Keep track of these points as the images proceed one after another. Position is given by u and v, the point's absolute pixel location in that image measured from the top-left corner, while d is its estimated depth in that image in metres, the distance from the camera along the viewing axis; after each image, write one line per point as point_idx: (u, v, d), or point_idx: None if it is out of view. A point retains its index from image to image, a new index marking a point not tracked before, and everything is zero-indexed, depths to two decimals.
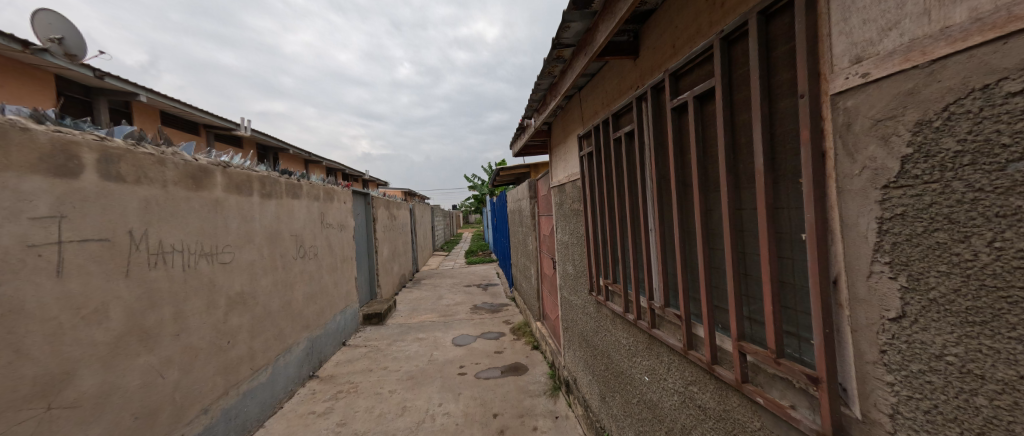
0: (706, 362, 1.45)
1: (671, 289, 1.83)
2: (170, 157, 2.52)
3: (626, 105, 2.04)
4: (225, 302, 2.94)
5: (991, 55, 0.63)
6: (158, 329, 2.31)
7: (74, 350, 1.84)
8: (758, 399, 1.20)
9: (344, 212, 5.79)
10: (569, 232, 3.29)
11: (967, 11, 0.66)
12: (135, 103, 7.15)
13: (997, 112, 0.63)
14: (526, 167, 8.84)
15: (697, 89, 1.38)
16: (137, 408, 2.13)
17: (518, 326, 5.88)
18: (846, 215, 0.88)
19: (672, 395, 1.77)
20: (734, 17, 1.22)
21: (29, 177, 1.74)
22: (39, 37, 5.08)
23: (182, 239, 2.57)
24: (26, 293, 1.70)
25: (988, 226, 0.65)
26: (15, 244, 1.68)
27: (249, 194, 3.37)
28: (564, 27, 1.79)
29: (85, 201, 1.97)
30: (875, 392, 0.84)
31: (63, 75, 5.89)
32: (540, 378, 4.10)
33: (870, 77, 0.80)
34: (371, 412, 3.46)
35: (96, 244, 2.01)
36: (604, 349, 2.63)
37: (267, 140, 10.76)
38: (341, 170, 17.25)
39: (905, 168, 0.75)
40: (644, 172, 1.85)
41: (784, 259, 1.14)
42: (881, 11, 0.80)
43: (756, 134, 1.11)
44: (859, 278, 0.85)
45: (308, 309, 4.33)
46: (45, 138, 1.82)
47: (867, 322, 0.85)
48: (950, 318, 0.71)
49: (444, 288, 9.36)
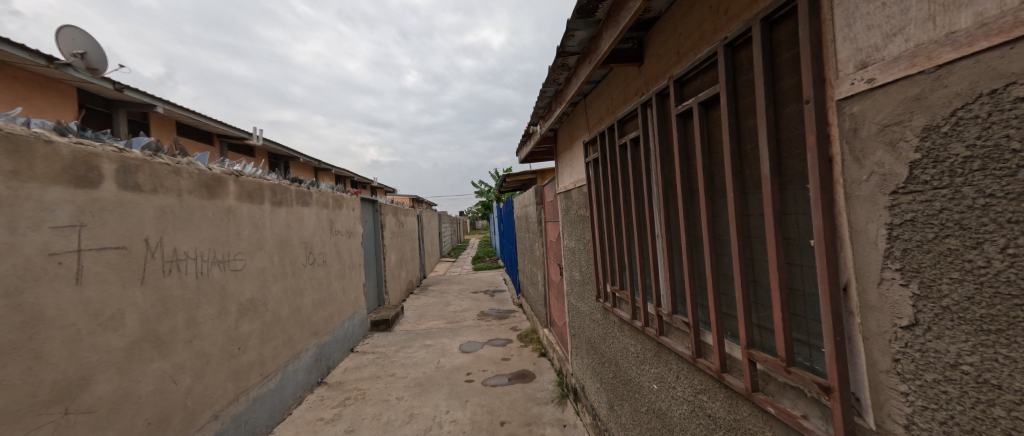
0: (715, 370, 1.43)
1: (679, 296, 1.81)
2: (185, 166, 2.58)
3: (631, 112, 2.05)
4: (235, 309, 2.98)
5: (999, 59, 0.63)
6: (171, 336, 2.35)
7: (91, 356, 1.88)
8: (769, 409, 1.18)
9: (353, 219, 5.87)
10: (575, 238, 3.30)
11: (972, 16, 0.66)
12: (152, 114, 7.33)
13: (1005, 118, 0.62)
14: (532, 173, 8.97)
15: (702, 96, 1.39)
16: (150, 414, 2.16)
17: (525, 333, 5.88)
18: (855, 221, 0.87)
19: (681, 404, 1.75)
20: (737, 24, 1.23)
21: (51, 187, 1.80)
22: (63, 52, 5.28)
23: (195, 247, 2.62)
24: (46, 300, 1.74)
25: (1001, 233, 0.64)
26: (37, 253, 1.73)
27: (261, 203, 3.43)
28: (569, 35, 1.81)
29: (104, 210, 2.02)
30: (890, 402, 0.83)
31: (84, 89, 6.07)
32: (548, 385, 4.07)
33: (875, 83, 0.81)
34: (378, 420, 3.46)
35: (114, 251, 2.06)
36: (612, 357, 2.61)
37: (278, 148, 10.95)
38: (351, 178, 17.44)
39: (913, 174, 0.75)
40: (650, 179, 1.86)
41: (792, 265, 1.13)
42: (884, 17, 0.80)
43: (761, 139, 1.11)
44: (870, 285, 0.85)
45: (317, 315, 4.37)
46: (67, 151, 1.88)
47: (879, 329, 0.84)
48: (964, 326, 0.70)
49: (453, 294, 9.38)
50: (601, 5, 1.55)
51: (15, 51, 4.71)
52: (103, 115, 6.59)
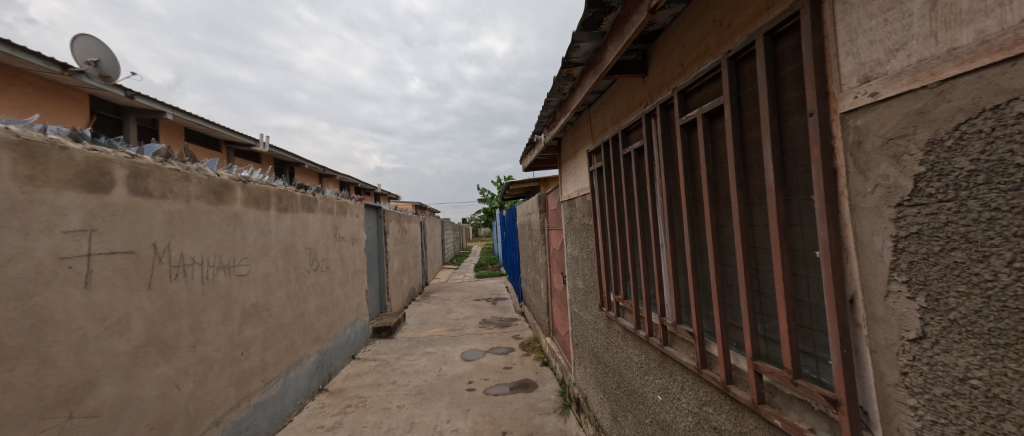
0: (721, 381, 1.42)
1: (683, 305, 1.80)
2: (194, 172, 2.62)
3: (635, 122, 2.06)
4: (240, 314, 2.99)
5: (1000, 75, 0.63)
6: (175, 340, 2.37)
7: (97, 360, 1.89)
8: (776, 422, 1.17)
9: (357, 226, 5.91)
10: (580, 247, 3.27)
11: (973, 33, 0.67)
12: (161, 120, 7.44)
13: (1010, 132, 0.63)
14: (536, 181, 9.14)
15: (706, 107, 1.40)
16: (153, 419, 2.16)
17: (529, 342, 5.83)
18: (860, 233, 0.87)
19: (686, 416, 1.73)
20: (741, 37, 1.24)
21: (65, 192, 1.83)
22: (78, 60, 5.48)
23: (202, 252, 2.65)
24: (56, 304, 1.76)
25: (1007, 246, 0.64)
26: (49, 257, 1.75)
27: (267, 208, 3.46)
28: (574, 46, 1.84)
29: (115, 215, 2.05)
30: (898, 416, 0.82)
31: (97, 95, 6.19)
32: (550, 395, 4.04)
33: (879, 96, 0.81)
34: (379, 428, 3.45)
35: (123, 256, 2.08)
36: (616, 366, 2.59)
37: (284, 155, 11.11)
38: (355, 184, 17.61)
39: (919, 186, 0.75)
40: (653, 188, 1.86)
41: (798, 277, 1.13)
42: (886, 32, 0.82)
43: (766, 152, 1.12)
44: (877, 298, 0.84)
45: (319, 321, 4.36)
46: (81, 157, 1.92)
47: (887, 342, 0.83)
48: (973, 339, 0.70)
49: (454, 302, 9.34)
50: (606, 17, 1.57)
51: (31, 59, 4.84)
52: (114, 121, 6.71)
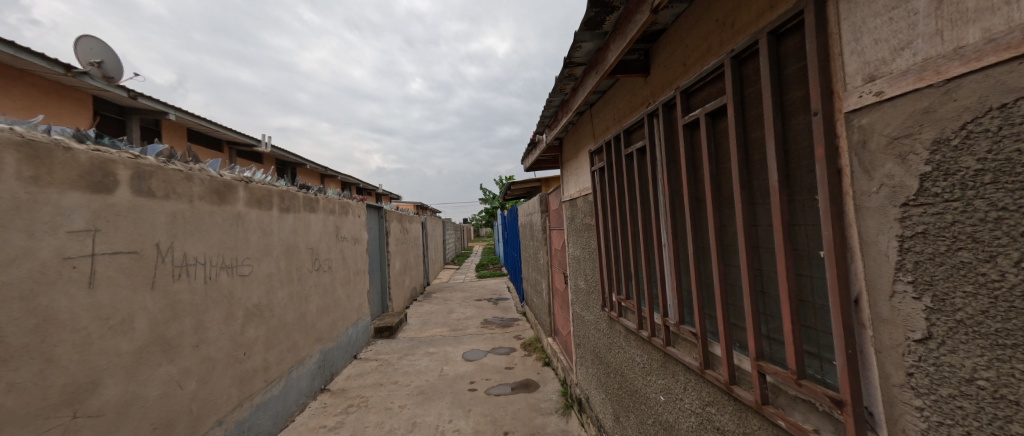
0: (724, 382, 1.41)
1: (686, 305, 1.80)
2: (197, 172, 2.62)
3: (637, 121, 2.06)
4: (242, 314, 3.00)
5: (1006, 74, 0.63)
6: (178, 340, 2.37)
7: (101, 359, 1.90)
8: (780, 422, 1.16)
9: (359, 226, 5.92)
10: (581, 246, 3.27)
11: (980, 31, 0.67)
12: (163, 121, 7.47)
13: (1016, 132, 0.62)
14: (537, 182, 9.13)
15: (709, 107, 1.40)
16: (155, 418, 2.17)
17: (530, 342, 5.84)
18: (865, 232, 0.86)
19: (688, 416, 1.73)
20: (744, 37, 1.24)
21: (68, 192, 1.84)
22: (81, 60, 5.51)
23: (205, 252, 2.65)
24: (60, 303, 1.76)
25: (1013, 246, 0.64)
26: (52, 257, 1.75)
27: (269, 209, 3.47)
28: (576, 46, 1.84)
29: (118, 215, 2.06)
30: (904, 417, 0.81)
31: (99, 96, 6.21)
32: (552, 395, 4.03)
33: (884, 95, 0.81)
34: (381, 428, 3.45)
35: (126, 256, 2.09)
36: (618, 367, 2.58)
37: (285, 156, 11.13)
38: (356, 184, 17.62)
39: (924, 186, 0.74)
40: (655, 188, 1.85)
41: (801, 277, 1.13)
42: (892, 31, 0.81)
43: (770, 152, 1.12)
44: (882, 298, 0.84)
45: (321, 321, 4.37)
46: (85, 157, 1.92)
47: (892, 343, 0.82)
48: (979, 340, 0.69)
49: (455, 302, 9.35)
50: (608, 17, 1.57)
51: (35, 60, 4.87)
52: (116, 122, 6.73)
